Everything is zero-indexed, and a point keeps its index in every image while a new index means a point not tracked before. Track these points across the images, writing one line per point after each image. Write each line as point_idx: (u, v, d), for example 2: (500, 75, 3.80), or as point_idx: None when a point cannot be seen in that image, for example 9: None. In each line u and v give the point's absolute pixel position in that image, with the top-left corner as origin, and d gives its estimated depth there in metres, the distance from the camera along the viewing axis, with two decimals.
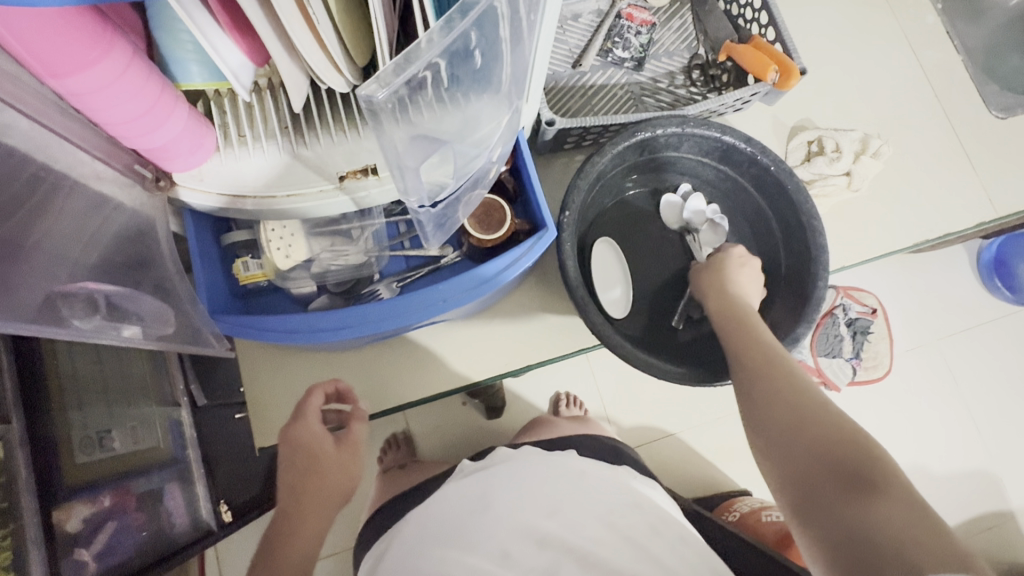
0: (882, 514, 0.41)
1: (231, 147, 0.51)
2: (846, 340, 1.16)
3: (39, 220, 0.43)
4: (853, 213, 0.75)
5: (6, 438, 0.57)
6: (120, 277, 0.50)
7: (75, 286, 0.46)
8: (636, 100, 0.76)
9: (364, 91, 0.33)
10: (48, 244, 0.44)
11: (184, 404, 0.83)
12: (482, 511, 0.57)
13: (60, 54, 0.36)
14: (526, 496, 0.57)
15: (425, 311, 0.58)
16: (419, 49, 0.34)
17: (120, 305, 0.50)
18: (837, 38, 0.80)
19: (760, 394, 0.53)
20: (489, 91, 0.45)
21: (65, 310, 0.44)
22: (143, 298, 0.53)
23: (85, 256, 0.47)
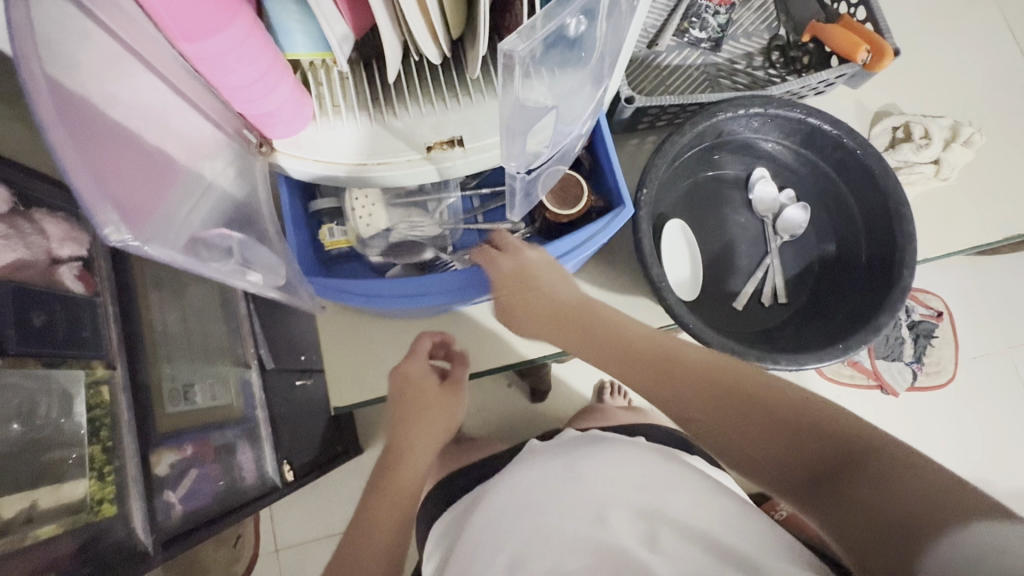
0: (866, 487, 0.39)
1: (327, 117, 0.53)
2: (908, 343, 1.12)
3: (170, 171, 0.43)
4: (939, 204, 0.71)
5: (111, 382, 0.62)
6: (238, 227, 0.51)
7: (215, 232, 0.47)
8: (712, 81, 0.74)
9: (505, 48, 0.35)
10: (178, 190, 0.43)
11: (253, 366, 0.85)
12: (564, 481, 0.57)
13: (197, 19, 0.39)
14: (606, 471, 0.57)
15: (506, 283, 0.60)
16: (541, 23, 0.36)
17: (243, 254, 0.50)
18: (929, 19, 0.76)
19: (749, 412, 0.47)
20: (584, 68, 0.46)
21: (205, 253, 0.44)
22: (258, 248, 0.53)
23: (205, 203, 0.47)
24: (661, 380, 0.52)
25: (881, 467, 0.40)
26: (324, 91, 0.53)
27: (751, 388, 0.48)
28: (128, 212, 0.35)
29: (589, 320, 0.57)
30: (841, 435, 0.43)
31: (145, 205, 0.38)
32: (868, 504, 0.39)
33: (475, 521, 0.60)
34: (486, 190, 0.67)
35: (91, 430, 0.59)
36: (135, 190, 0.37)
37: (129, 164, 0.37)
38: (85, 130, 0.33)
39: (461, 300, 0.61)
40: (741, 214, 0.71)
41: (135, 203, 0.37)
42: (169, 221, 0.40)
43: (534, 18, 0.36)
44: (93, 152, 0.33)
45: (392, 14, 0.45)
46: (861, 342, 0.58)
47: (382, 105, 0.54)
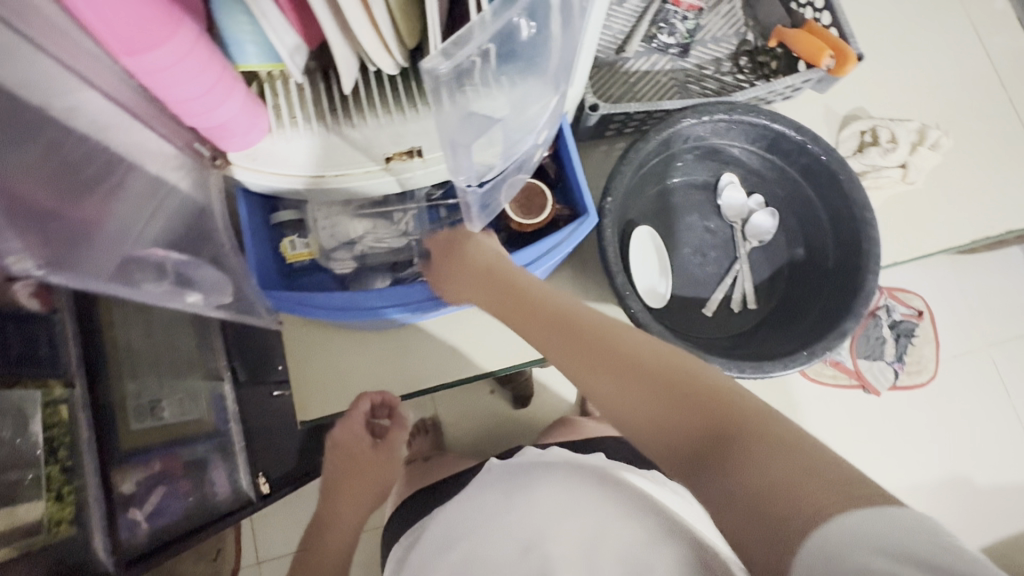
0: (755, 467, 0.35)
1: (284, 128, 0.52)
2: (889, 342, 1.12)
3: (110, 197, 0.45)
4: (908, 207, 0.71)
5: (70, 400, 0.62)
6: (184, 247, 0.54)
7: (152, 253, 0.50)
8: (681, 86, 0.74)
9: (428, 65, 0.35)
10: (116, 218, 0.45)
11: (227, 378, 0.84)
12: (516, 502, 0.54)
13: (137, 33, 0.38)
14: (559, 493, 0.53)
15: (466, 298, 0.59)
16: (470, 33, 0.35)
17: (184, 273, 0.54)
18: (897, 22, 0.77)
19: (637, 379, 0.43)
20: (535, 74, 0.45)
21: (138, 276, 0.49)
22: (203, 267, 0.57)
23: (149, 226, 0.50)
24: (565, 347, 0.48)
25: (770, 446, 0.36)
26: (280, 102, 0.52)
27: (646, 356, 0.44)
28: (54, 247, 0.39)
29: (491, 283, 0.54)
30: (724, 406, 0.40)
31: (82, 222, 0.42)
32: (742, 484, 0.35)
33: (429, 532, 0.61)
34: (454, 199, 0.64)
35: (49, 450, 0.58)
36: (76, 208, 0.41)
37: (74, 187, 0.41)
38: (33, 167, 0.36)
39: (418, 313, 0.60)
40: (710, 220, 0.71)
41: (73, 225, 0.41)
42: (101, 249, 0.44)
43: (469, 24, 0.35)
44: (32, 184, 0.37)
45: (342, 27, 0.45)
46: (827, 347, 0.58)
47: (339, 114, 0.53)
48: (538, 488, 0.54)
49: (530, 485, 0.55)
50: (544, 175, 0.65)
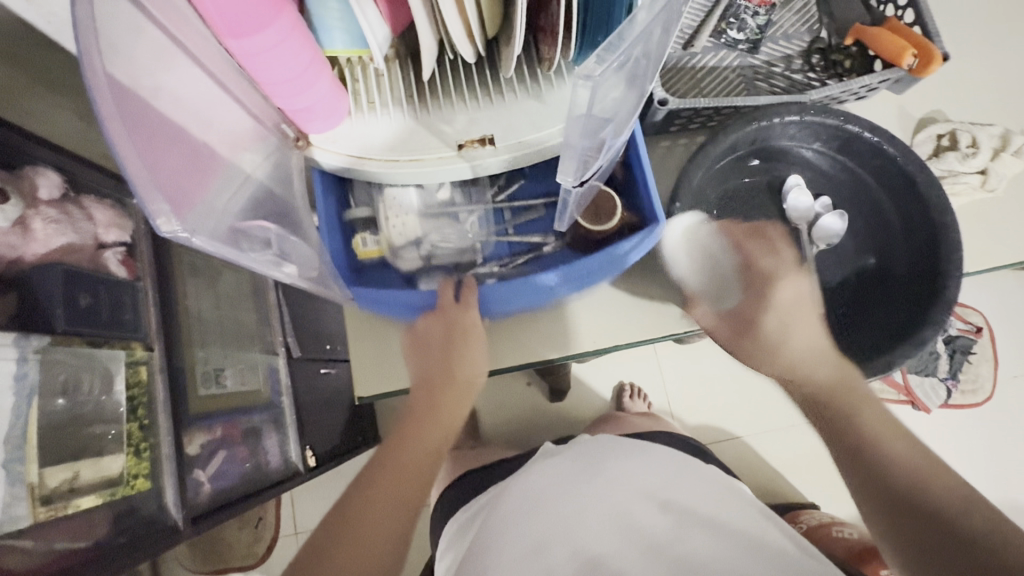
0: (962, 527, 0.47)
1: (361, 112, 0.54)
2: (942, 359, 1.09)
3: (211, 165, 0.44)
4: (986, 216, 0.68)
5: (149, 363, 0.65)
6: (273, 219, 0.51)
7: (258, 225, 0.48)
8: (748, 83, 0.73)
9: (585, 70, 0.35)
10: (212, 183, 0.43)
11: (282, 353, 0.89)
12: (566, 493, 0.55)
13: (243, 17, 0.40)
14: (605, 490, 0.55)
15: (529, 295, 0.60)
16: (631, 27, 0.36)
17: (280, 246, 0.50)
18: (982, 22, 0.73)
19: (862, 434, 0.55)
20: (639, 83, 0.46)
21: (245, 245, 0.44)
22: (293, 240, 0.53)
23: (240, 192, 0.48)
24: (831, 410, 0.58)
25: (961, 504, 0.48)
26: (360, 87, 0.54)
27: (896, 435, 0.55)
28: (180, 210, 0.37)
29: (809, 359, 0.62)
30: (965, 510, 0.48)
31: (190, 192, 0.39)
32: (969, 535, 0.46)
33: (489, 519, 0.59)
34: (519, 202, 0.67)
35: (129, 408, 0.62)
36: (188, 182, 0.40)
37: (177, 147, 0.39)
38: (141, 129, 0.35)
39: (483, 312, 0.62)
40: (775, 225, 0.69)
41: (180, 184, 0.38)
42: (209, 211, 0.41)
43: (628, 22, 0.36)
44: (151, 158, 0.35)
45: (429, 12, 0.46)
46: (904, 355, 0.57)
47: (417, 101, 0.54)
48: (591, 483, 0.56)
49: (584, 479, 0.57)
50: (613, 181, 0.65)
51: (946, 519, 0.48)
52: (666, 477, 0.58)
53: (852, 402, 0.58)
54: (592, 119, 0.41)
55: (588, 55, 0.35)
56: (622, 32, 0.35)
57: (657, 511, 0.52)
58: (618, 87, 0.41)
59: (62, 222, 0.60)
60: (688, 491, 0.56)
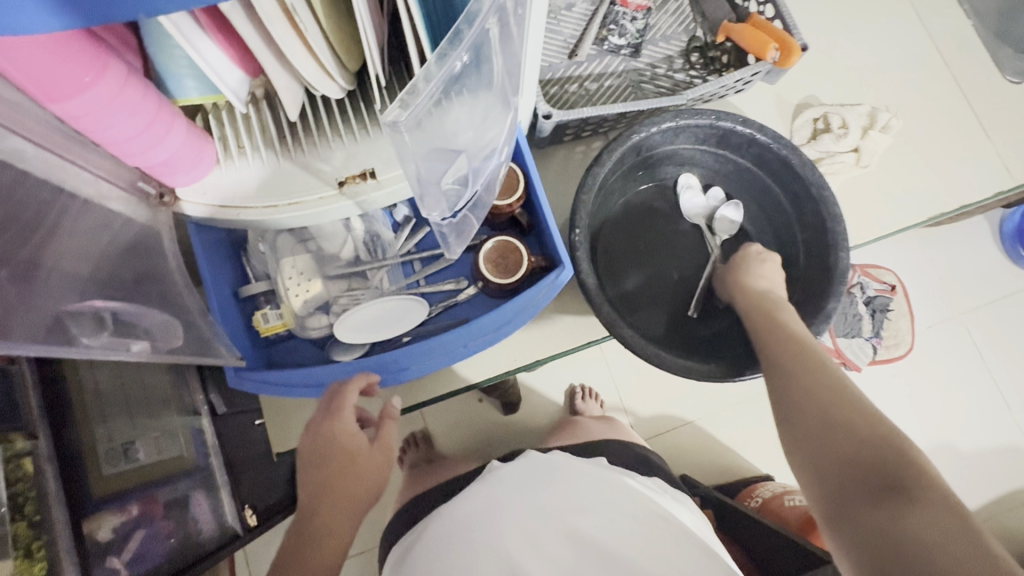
0: (910, 524, 0.40)
1: (230, 159, 0.52)
2: (865, 319, 1.05)
3: (52, 229, 0.43)
4: (864, 189, 0.73)
5: (34, 454, 0.59)
6: (124, 295, 0.49)
7: (83, 304, 0.44)
8: (634, 86, 0.75)
9: (388, 118, 0.35)
10: (59, 245, 0.43)
11: (204, 413, 0.83)
12: (521, 496, 0.58)
13: (61, 80, 0.37)
14: (559, 495, 0.57)
15: (446, 357, 0.59)
16: (432, 70, 0.35)
17: (125, 321, 0.48)
18: (840, 9, 0.78)
19: (792, 393, 0.52)
20: (484, 92, 0.44)
21: (73, 328, 0.42)
22: (149, 311, 0.51)
23: (89, 263, 0.47)
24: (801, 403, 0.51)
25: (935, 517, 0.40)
26: (226, 133, 0.52)
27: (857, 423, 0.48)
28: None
29: (794, 374, 0.53)
30: (878, 457, 0.45)
31: (30, 266, 0.40)
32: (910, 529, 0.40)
33: (430, 533, 0.58)
34: (426, 254, 0.64)
35: (14, 506, 0.56)
36: (20, 251, 0.40)
37: (9, 225, 0.39)
38: None
39: (398, 377, 0.60)
40: (677, 222, 0.70)
41: (13, 259, 0.39)
42: (49, 280, 0.42)
43: (426, 65, 0.35)
44: None
45: (278, 56, 0.44)
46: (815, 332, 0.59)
47: (288, 142, 0.52)
48: (545, 486, 0.59)
49: (536, 484, 0.59)
50: (518, 225, 0.64)
51: (888, 526, 0.41)
52: (611, 478, 0.61)
53: (801, 384, 0.52)
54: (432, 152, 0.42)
55: (387, 107, 0.35)
56: (461, 31, 0.35)
57: (562, 541, 0.53)
58: (450, 114, 0.41)
59: None
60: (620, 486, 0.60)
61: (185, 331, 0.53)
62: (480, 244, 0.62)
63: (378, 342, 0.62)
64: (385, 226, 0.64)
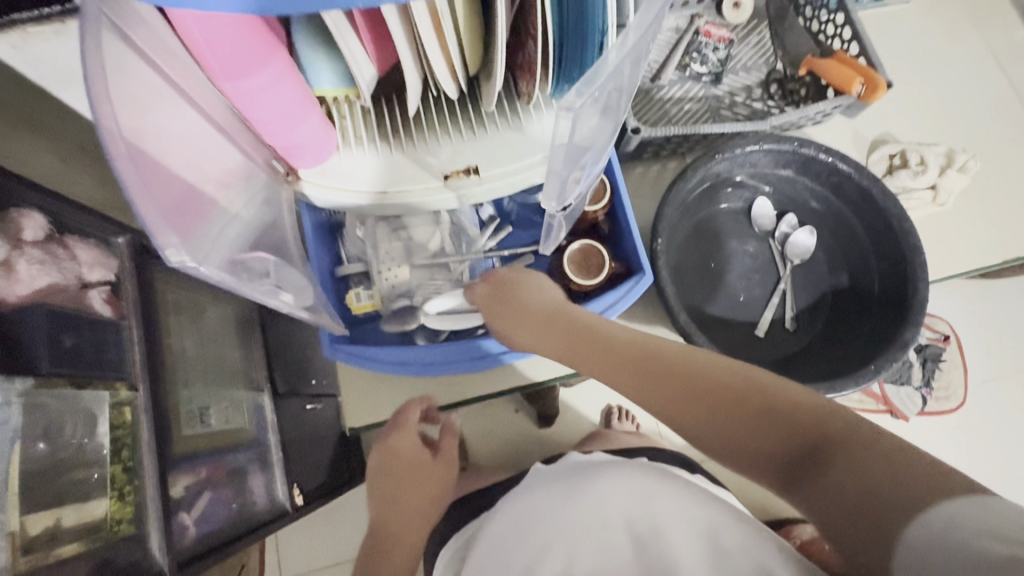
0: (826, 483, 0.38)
1: (350, 146, 0.56)
2: (916, 367, 1.02)
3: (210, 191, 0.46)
4: (937, 227, 0.74)
5: (133, 403, 0.62)
6: (268, 249, 0.53)
7: (253, 254, 0.49)
8: (713, 112, 0.78)
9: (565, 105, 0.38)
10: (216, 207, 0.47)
11: (266, 391, 0.84)
12: (587, 490, 0.60)
13: (239, 59, 0.42)
14: (626, 488, 0.58)
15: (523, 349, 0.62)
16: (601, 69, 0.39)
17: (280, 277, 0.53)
18: (919, 52, 0.80)
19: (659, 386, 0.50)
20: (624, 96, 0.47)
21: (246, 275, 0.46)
22: (290, 271, 0.56)
23: (245, 224, 0.50)
24: (643, 381, 0.51)
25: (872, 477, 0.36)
26: (347, 123, 0.56)
27: (707, 374, 0.48)
28: (179, 227, 0.39)
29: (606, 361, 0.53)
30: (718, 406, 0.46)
31: (192, 224, 0.41)
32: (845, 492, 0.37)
33: (501, 522, 0.63)
34: (507, 251, 0.68)
35: (113, 450, 0.60)
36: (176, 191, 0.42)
37: (183, 185, 0.42)
38: (146, 154, 0.38)
39: (478, 366, 0.63)
40: (748, 244, 0.72)
41: (190, 208, 0.42)
42: (211, 241, 0.43)
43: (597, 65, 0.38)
44: (156, 178, 0.39)
45: (414, 53, 0.48)
46: (890, 359, 0.59)
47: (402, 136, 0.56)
48: (607, 481, 0.60)
49: (598, 476, 0.61)
50: (597, 233, 0.67)
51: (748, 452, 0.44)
52: (668, 475, 0.62)
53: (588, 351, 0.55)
54: (573, 149, 0.45)
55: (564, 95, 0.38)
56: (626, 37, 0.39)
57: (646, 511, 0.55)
58: (594, 117, 0.44)
59: (47, 263, 0.60)
60: (682, 486, 0.60)
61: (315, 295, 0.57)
62: (564, 245, 0.65)
63: (460, 330, 0.67)
64: (471, 222, 0.68)
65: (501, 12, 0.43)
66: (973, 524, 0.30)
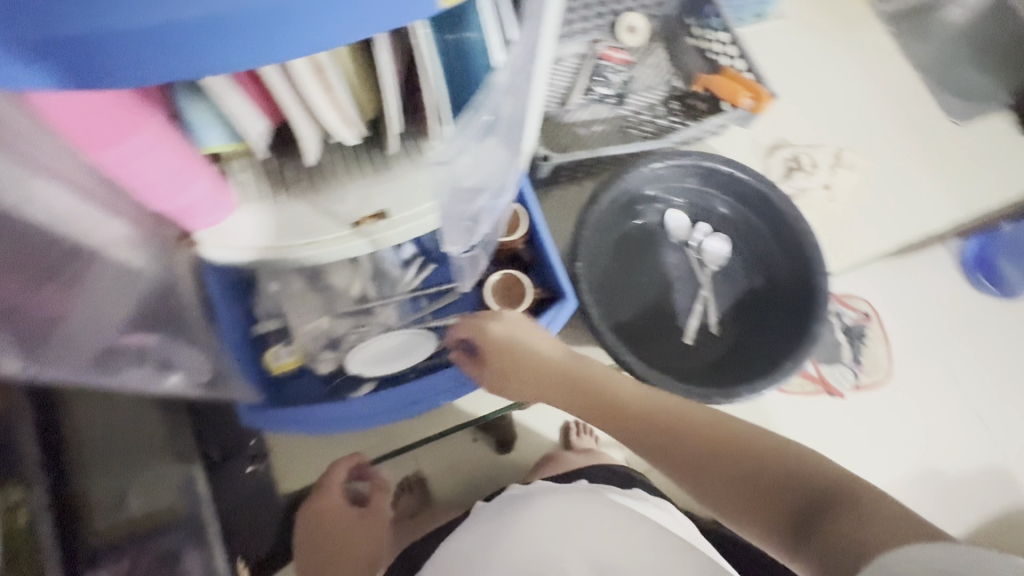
0: (845, 526, 0.43)
1: (250, 203, 0.54)
2: (844, 346, 1.08)
3: (83, 278, 0.44)
4: (834, 221, 0.79)
5: (30, 504, 0.51)
6: (159, 328, 0.52)
7: (126, 340, 0.49)
8: (621, 132, 0.81)
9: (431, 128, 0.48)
10: (95, 293, 0.45)
11: (198, 461, 0.71)
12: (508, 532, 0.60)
13: (109, 130, 0.40)
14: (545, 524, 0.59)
15: (456, 388, 0.62)
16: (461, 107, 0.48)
17: (168, 356, 0.53)
18: (802, 61, 0.86)
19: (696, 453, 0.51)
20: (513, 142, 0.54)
21: (120, 363, 0.48)
22: (182, 348, 0.55)
23: (124, 308, 0.49)
24: (654, 437, 0.54)
25: (884, 520, 0.42)
26: (244, 179, 0.54)
27: (733, 433, 0.51)
28: (26, 335, 0.40)
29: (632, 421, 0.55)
30: (713, 452, 0.51)
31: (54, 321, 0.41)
32: (849, 539, 0.42)
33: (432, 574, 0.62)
34: (433, 288, 0.67)
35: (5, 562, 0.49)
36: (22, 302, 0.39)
37: (43, 278, 0.40)
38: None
39: (412, 412, 0.61)
40: (668, 255, 0.74)
41: (35, 316, 0.40)
42: (84, 333, 0.44)
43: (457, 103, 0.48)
44: (11, 279, 0.38)
45: (303, 107, 0.47)
46: (804, 353, 0.62)
47: (304, 186, 0.54)
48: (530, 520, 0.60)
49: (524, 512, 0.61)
50: (519, 261, 0.67)
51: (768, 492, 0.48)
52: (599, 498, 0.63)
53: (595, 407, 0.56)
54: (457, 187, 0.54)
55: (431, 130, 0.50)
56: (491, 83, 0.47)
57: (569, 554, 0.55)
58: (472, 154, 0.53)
59: None
60: (611, 511, 0.60)
61: (213, 367, 0.59)
62: (485, 278, 0.66)
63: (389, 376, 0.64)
64: (393, 263, 0.66)
65: (383, 62, 0.43)
66: (940, 560, 0.36)
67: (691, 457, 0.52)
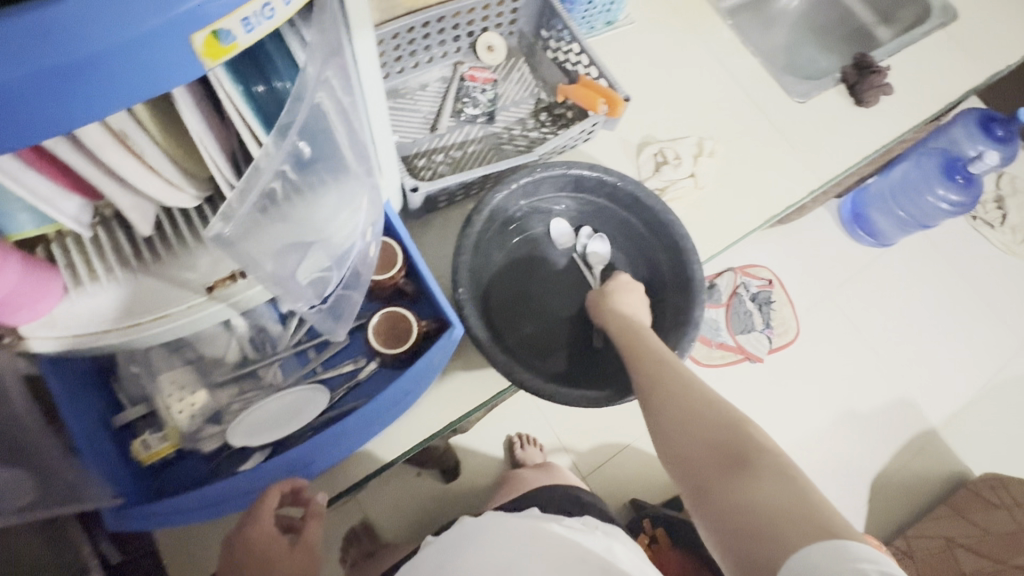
0: (750, 487, 0.46)
1: (82, 286, 0.49)
2: (755, 314, 1.15)
3: None
4: (706, 206, 0.84)
5: None
6: None
7: None
8: (495, 149, 0.81)
9: (212, 231, 0.40)
10: None
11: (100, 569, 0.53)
12: None
13: None
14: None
15: (352, 440, 0.57)
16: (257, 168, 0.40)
17: None
18: (656, 60, 0.92)
19: (669, 415, 0.55)
20: (341, 175, 0.50)
21: None
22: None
23: None
24: (657, 402, 0.57)
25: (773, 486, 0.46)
26: (72, 259, 0.49)
27: (704, 408, 0.54)
28: None
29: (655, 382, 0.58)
30: (748, 441, 0.50)
31: None
32: (742, 494, 0.47)
33: None
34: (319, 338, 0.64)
35: None
36: None
37: None
38: None
39: (307, 474, 0.57)
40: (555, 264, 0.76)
41: None
42: None
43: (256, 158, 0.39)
44: None
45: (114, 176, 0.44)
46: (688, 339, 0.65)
47: (144, 257, 0.50)
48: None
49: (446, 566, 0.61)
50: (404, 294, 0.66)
51: (744, 469, 0.48)
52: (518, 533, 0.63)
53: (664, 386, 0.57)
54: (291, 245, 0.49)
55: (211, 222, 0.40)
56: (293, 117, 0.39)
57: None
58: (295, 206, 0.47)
59: None
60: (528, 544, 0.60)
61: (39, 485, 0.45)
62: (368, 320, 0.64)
63: (280, 440, 0.60)
64: (271, 320, 0.63)
65: (192, 121, 0.40)
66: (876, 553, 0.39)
67: (672, 425, 0.55)
